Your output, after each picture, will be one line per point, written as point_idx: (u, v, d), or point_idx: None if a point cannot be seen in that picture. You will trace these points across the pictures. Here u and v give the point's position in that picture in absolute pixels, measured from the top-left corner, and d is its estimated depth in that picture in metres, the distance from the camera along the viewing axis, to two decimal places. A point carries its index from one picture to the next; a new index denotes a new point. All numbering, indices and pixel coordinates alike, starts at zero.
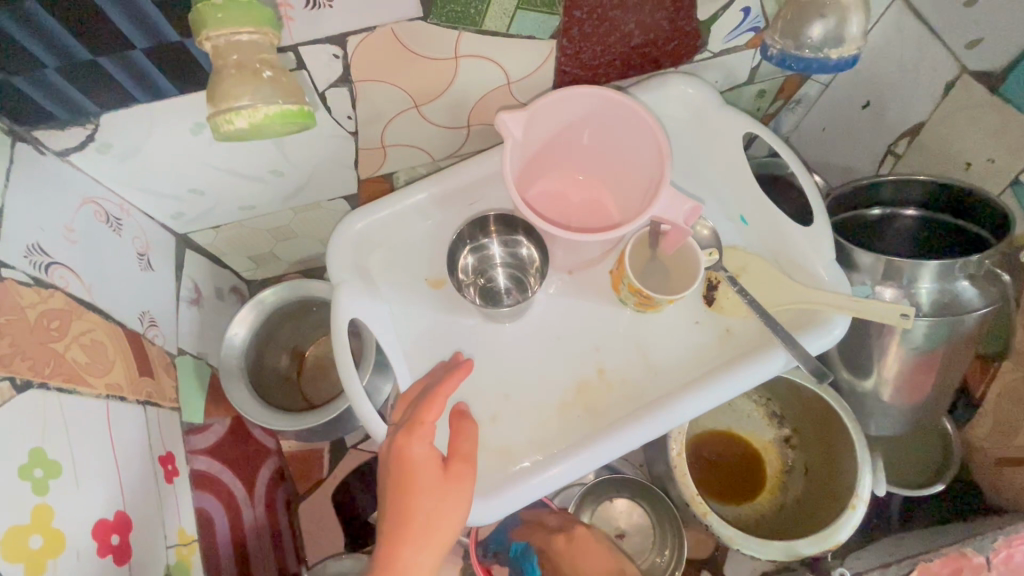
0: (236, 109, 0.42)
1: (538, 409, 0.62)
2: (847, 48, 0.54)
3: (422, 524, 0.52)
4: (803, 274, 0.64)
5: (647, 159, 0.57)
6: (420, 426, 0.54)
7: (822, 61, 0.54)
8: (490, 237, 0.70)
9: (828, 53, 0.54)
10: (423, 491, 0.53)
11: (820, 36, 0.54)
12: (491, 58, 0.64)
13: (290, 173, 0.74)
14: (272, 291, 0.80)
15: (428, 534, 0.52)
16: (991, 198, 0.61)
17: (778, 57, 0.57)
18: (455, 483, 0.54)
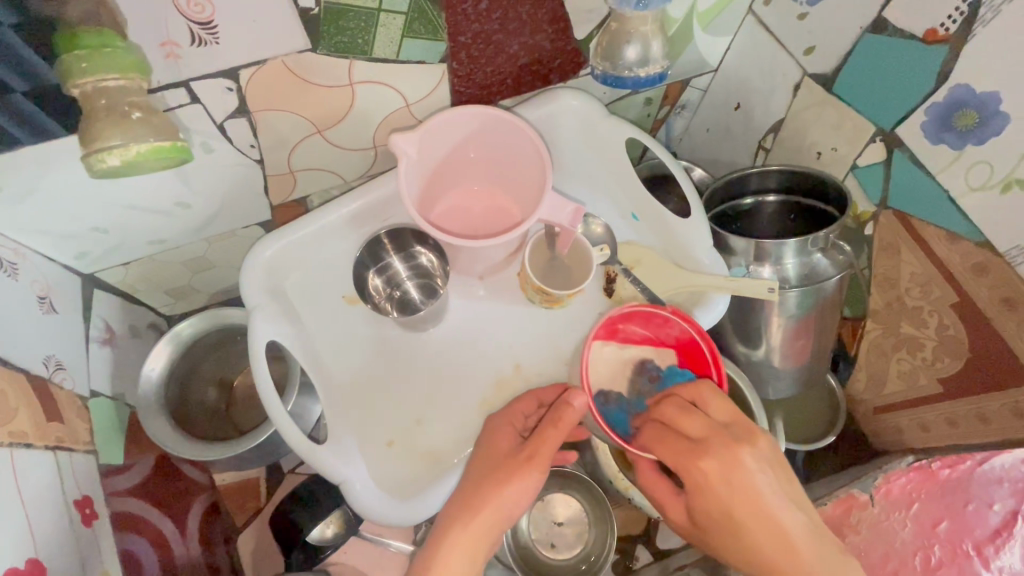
0: (107, 150, 0.47)
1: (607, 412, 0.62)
2: (652, 66, 0.66)
3: (487, 487, 0.57)
4: (689, 261, 0.72)
5: (533, 166, 0.62)
6: (509, 409, 0.61)
7: (632, 78, 0.66)
8: (388, 250, 0.73)
9: (638, 71, 0.66)
10: (492, 463, 0.58)
11: (630, 58, 0.65)
12: (386, 83, 0.68)
13: (198, 204, 0.74)
14: (187, 324, 0.80)
15: (481, 498, 0.57)
16: (832, 180, 0.70)
17: (603, 76, 0.68)
18: (526, 466, 0.58)
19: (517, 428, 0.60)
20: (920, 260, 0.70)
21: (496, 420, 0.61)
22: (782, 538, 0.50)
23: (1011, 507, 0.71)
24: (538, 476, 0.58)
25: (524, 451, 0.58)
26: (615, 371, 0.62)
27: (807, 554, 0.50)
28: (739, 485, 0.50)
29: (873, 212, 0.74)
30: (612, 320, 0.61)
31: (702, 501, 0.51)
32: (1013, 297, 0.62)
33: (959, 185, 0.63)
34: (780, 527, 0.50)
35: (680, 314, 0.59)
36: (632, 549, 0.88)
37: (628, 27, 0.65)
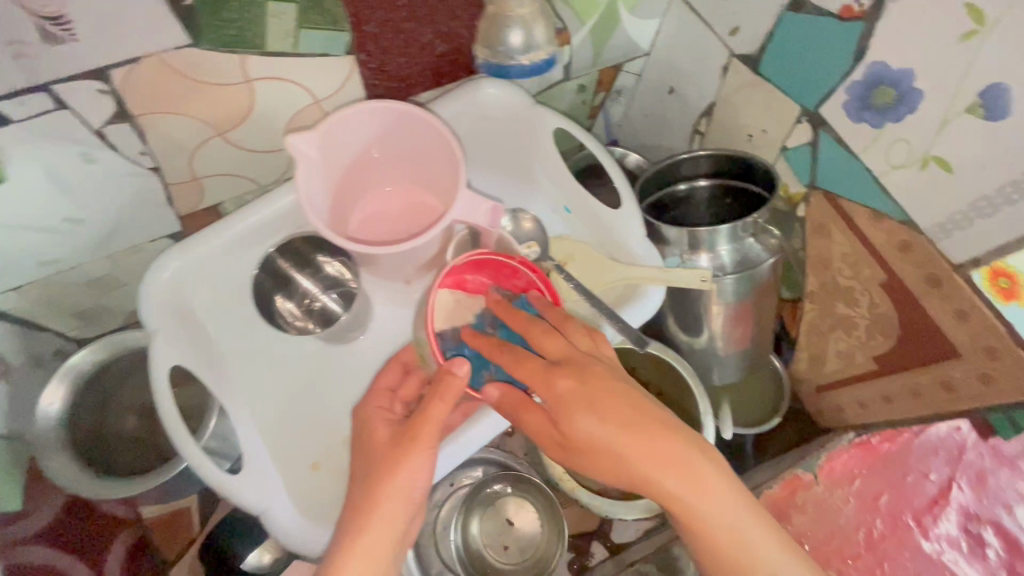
0: None
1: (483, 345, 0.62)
2: (538, 53, 0.63)
3: (376, 480, 0.49)
4: (623, 253, 0.69)
5: (447, 163, 0.58)
6: (376, 392, 0.58)
7: (515, 67, 0.63)
8: (287, 266, 0.69)
9: (522, 59, 0.63)
10: (378, 456, 0.51)
11: (513, 44, 0.62)
12: (290, 79, 0.62)
13: (92, 220, 0.67)
14: (81, 355, 0.75)
15: (371, 498, 0.49)
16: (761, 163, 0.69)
17: (488, 66, 0.64)
18: (409, 448, 0.50)
19: (389, 412, 0.55)
20: (850, 241, 0.70)
21: (370, 409, 0.56)
22: (645, 457, 0.45)
23: (946, 475, 0.73)
24: (427, 457, 0.50)
25: (408, 432, 0.50)
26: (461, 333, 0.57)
27: (667, 467, 0.45)
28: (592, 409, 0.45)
29: (804, 193, 0.74)
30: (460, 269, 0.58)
31: (573, 430, 0.46)
32: (935, 274, 0.62)
33: (880, 164, 0.62)
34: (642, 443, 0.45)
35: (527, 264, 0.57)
36: (587, 546, 0.87)
37: (505, 11, 0.61)
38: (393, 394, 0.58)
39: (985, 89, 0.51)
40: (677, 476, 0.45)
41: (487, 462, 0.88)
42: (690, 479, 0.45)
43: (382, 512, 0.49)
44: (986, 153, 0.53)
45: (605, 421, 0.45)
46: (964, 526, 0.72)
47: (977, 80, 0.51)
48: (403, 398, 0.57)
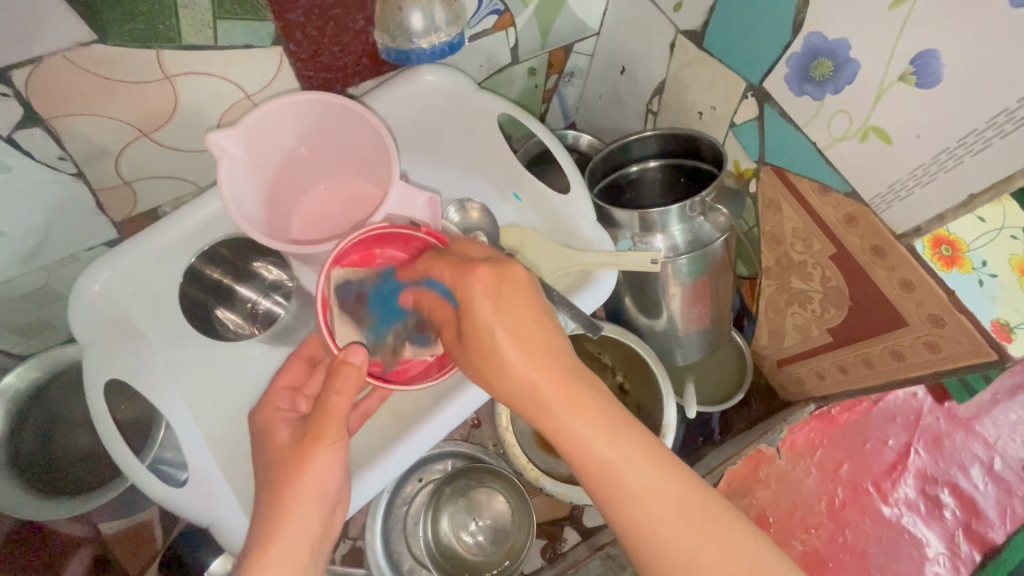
0: None
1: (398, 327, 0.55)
2: (437, 37, 0.59)
3: (289, 476, 0.50)
4: (575, 239, 0.68)
5: (379, 154, 0.56)
6: (275, 392, 0.57)
7: (416, 51, 0.59)
8: (218, 275, 0.67)
9: (420, 43, 0.59)
10: (283, 456, 0.51)
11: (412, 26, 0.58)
12: (214, 73, 0.59)
13: (16, 231, 0.64)
14: (12, 376, 0.71)
15: (281, 496, 0.49)
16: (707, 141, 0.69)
17: (387, 51, 0.60)
18: (315, 446, 0.50)
19: (290, 410, 0.55)
20: (800, 215, 0.70)
21: (266, 415, 0.55)
22: (550, 384, 0.44)
23: (903, 441, 0.80)
24: (333, 452, 0.50)
25: (309, 432, 0.50)
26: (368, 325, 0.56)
27: (572, 398, 0.44)
28: (503, 334, 0.44)
29: (754, 169, 0.73)
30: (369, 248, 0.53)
31: (480, 322, 0.45)
32: (880, 245, 0.62)
33: (824, 136, 0.62)
34: (549, 368, 0.44)
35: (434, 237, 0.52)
36: (560, 533, 0.87)
37: None
38: (295, 391, 0.57)
39: (917, 55, 0.51)
40: (582, 408, 0.44)
41: (456, 455, 0.88)
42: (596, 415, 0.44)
43: (297, 508, 0.49)
44: (921, 121, 0.52)
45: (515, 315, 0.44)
46: (921, 488, 0.78)
47: (909, 47, 0.51)
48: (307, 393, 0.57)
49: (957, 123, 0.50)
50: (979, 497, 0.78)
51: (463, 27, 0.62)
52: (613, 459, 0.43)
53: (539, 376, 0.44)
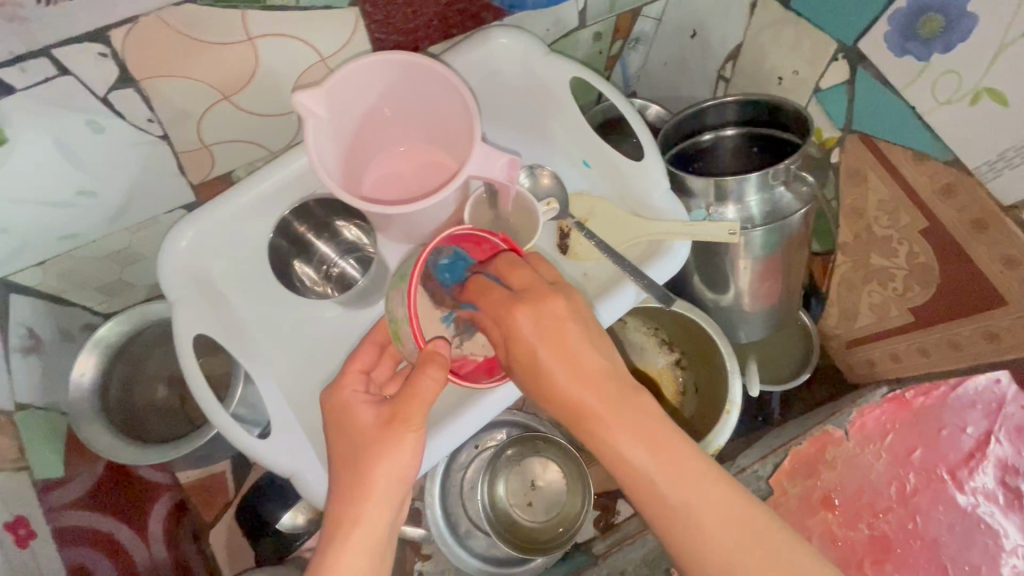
0: None
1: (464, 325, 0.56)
2: None
3: (367, 457, 0.50)
4: (645, 208, 0.66)
5: (460, 118, 0.56)
6: (349, 372, 0.55)
7: None
8: (306, 230, 0.68)
9: None
10: (363, 441, 0.50)
11: None
12: (293, 35, 0.60)
13: (104, 192, 0.66)
14: (108, 327, 0.75)
15: (362, 476, 0.50)
16: (791, 107, 0.65)
17: None
18: (391, 433, 0.50)
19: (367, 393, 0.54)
20: (888, 186, 0.66)
21: (346, 396, 0.53)
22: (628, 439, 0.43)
23: (983, 428, 0.73)
24: (415, 436, 0.50)
25: (396, 415, 0.50)
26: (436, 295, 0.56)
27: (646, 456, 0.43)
28: (529, 315, 0.44)
29: (838, 137, 0.69)
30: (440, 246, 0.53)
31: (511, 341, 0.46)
32: (983, 217, 0.59)
33: (926, 100, 0.58)
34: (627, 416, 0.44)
35: (511, 246, 0.53)
36: (613, 505, 0.88)
37: None
38: (367, 374, 0.56)
39: None
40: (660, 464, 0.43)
41: (510, 424, 0.88)
42: (669, 474, 0.43)
43: (376, 492, 0.50)
44: None
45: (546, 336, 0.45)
46: (1002, 479, 0.72)
47: None
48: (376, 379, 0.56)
49: None
50: None
51: None
52: (697, 517, 0.42)
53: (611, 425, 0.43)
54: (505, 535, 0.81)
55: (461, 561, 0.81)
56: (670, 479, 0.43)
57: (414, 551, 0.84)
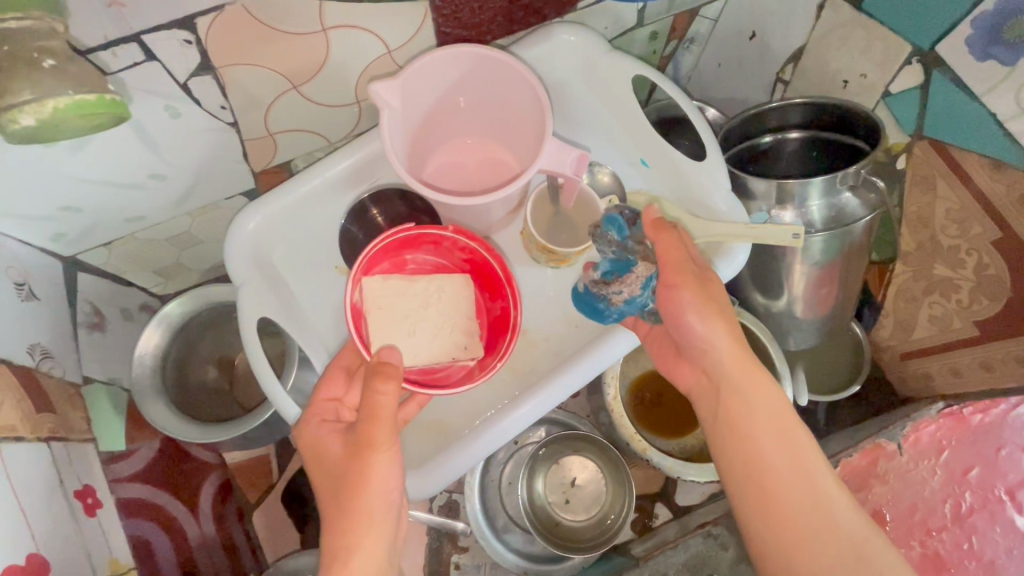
0: (19, 107, 0.41)
1: (437, 328, 0.61)
2: None
3: (354, 480, 0.50)
4: (704, 209, 0.66)
5: (531, 112, 0.56)
6: (316, 403, 0.56)
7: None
8: (377, 216, 0.68)
9: None
10: (337, 470, 0.51)
11: None
12: (365, 27, 0.61)
13: (174, 176, 0.69)
14: (175, 305, 0.77)
15: (351, 498, 0.50)
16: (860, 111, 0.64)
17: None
18: (366, 454, 0.51)
19: (335, 420, 0.55)
20: (959, 195, 0.64)
21: (312, 431, 0.54)
22: (753, 398, 0.52)
23: None
24: (388, 456, 0.51)
25: (362, 440, 0.51)
26: (398, 303, 0.60)
27: (764, 414, 0.52)
28: (703, 321, 0.54)
29: (905, 143, 0.68)
30: (391, 249, 0.61)
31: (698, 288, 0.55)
32: None
33: (1009, 107, 0.56)
34: (754, 379, 0.53)
35: (461, 235, 0.60)
36: (651, 508, 0.87)
37: None
38: (339, 402, 0.56)
39: None
40: (774, 425, 0.51)
41: (551, 423, 0.87)
42: (775, 437, 0.51)
43: (374, 514, 0.50)
44: None
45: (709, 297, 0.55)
46: None
47: None
48: (351, 403, 0.57)
49: None
50: None
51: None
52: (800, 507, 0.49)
53: (740, 382, 0.53)
54: (544, 532, 0.81)
55: (498, 555, 0.81)
56: (782, 448, 0.51)
57: (451, 542, 0.85)
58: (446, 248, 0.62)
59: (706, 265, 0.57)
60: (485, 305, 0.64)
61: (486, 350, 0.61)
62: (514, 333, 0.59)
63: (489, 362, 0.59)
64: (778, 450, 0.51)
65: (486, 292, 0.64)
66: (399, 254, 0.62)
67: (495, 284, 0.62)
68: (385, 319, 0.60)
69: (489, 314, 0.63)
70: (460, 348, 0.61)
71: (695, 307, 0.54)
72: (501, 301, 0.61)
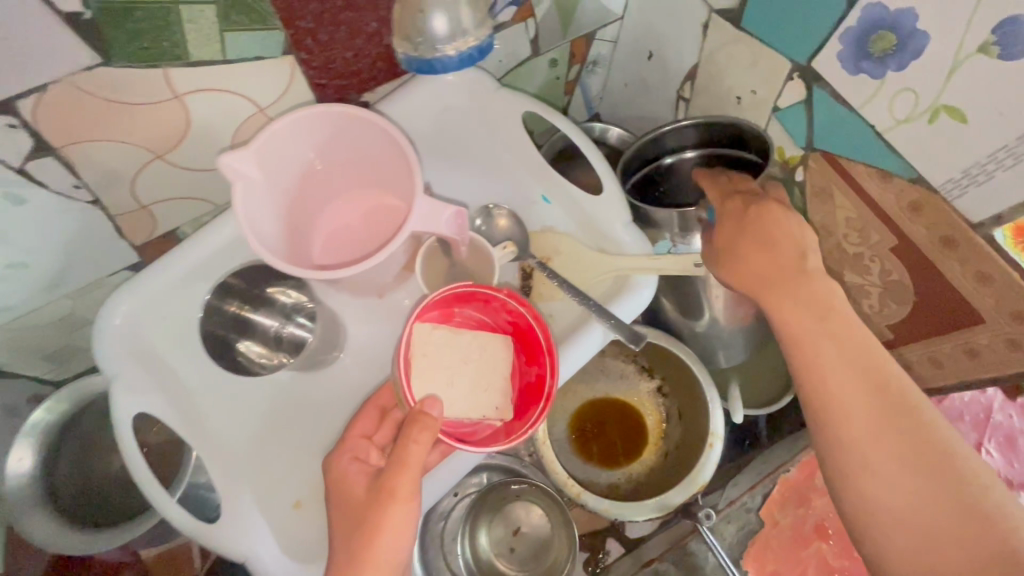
0: None
1: (474, 383, 0.58)
2: (466, 40, 0.47)
3: (372, 527, 0.50)
4: (611, 244, 0.64)
5: (401, 165, 0.53)
6: (350, 440, 0.56)
7: (443, 60, 0.47)
8: (236, 307, 0.64)
9: (447, 50, 0.47)
10: (357, 517, 0.51)
11: (435, 31, 0.46)
12: (228, 88, 0.57)
13: (37, 263, 0.62)
14: (40, 412, 0.69)
15: (362, 560, 0.49)
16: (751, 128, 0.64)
17: (406, 61, 0.48)
18: (385, 508, 0.50)
19: (364, 461, 0.54)
20: (855, 205, 0.64)
21: (341, 464, 0.54)
22: (804, 332, 0.49)
23: (974, 441, 0.75)
24: (407, 509, 0.50)
25: (384, 490, 0.50)
26: (443, 355, 0.57)
27: (841, 362, 0.48)
28: (736, 265, 0.54)
29: (801, 156, 0.67)
30: (444, 300, 0.57)
31: (750, 221, 0.54)
32: (951, 235, 0.56)
33: (884, 119, 0.56)
34: (829, 343, 0.48)
35: (512, 300, 0.57)
36: (602, 544, 0.83)
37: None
38: (370, 440, 0.56)
39: (1000, 23, 0.44)
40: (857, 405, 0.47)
41: (492, 469, 0.84)
42: (888, 415, 0.46)
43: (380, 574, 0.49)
44: (1003, 97, 0.46)
45: (764, 236, 0.53)
46: None
47: (993, 12, 0.44)
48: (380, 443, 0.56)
49: None
50: None
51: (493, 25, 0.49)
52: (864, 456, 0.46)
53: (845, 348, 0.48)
54: None
55: None
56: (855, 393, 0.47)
57: None
58: (502, 305, 0.58)
59: (748, 214, 0.55)
60: (520, 368, 0.60)
61: (517, 414, 0.58)
62: (548, 403, 0.55)
63: (517, 428, 0.56)
64: (872, 408, 0.46)
65: (523, 355, 0.60)
66: (453, 304, 0.58)
67: (534, 349, 0.58)
68: (429, 367, 0.57)
69: (523, 378, 0.59)
70: (492, 408, 0.57)
71: (735, 250, 0.54)
72: (538, 367, 0.58)
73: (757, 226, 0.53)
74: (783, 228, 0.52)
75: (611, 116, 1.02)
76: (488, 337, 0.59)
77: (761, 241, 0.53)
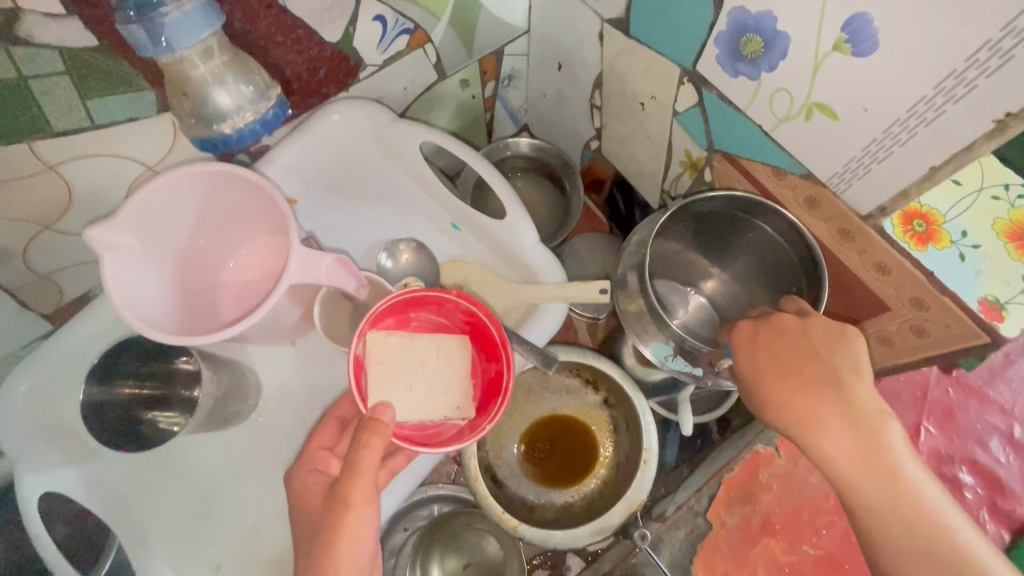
0: None
1: (433, 385, 0.56)
2: (240, 119, 0.48)
3: (329, 538, 0.48)
4: (519, 266, 0.64)
5: (274, 210, 0.53)
6: (310, 450, 0.55)
7: (224, 138, 0.48)
8: (131, 385, 0.60)
9: (222, 129, 0.48)
10: (316, 523, 0.50)
11: (207, 113, 0.47)
12: (107, 152, 0.56)
13: None
14: None
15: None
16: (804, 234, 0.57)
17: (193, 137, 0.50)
18: (344, 516, 0.48)
19: (324, 471, 0.53)
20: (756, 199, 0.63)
21: (300, 478, 0.53)
22: (848, 468, 0.47)
23: (913, 420, 0.76)
24: (367, 515, 0.48)
25: (338, 497, 0.48)
26: (400, 362, 0.55)
27: (884, 500, 0.46)
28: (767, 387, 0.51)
29: (705, 157, 0.67)
30: (395, 307, 0.57)
31: (776, 346, 0.52)
32: (846, 228, 0.56)
33: (768, 118, 0.55)
34: (883, 488, 0.46)
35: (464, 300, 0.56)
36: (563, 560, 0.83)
37: (181, 78, 0.45)
38: (331, 450, 0.55)
39: (848, 20, 0.44)
40: None
41: (443, 499, 0.84)
42: None
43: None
44: (865, 93, 0.46)
45: (793, 361, 0.51)
46: (938, 470, 0.75)
47: (841, 9, 0.44)
48: (340, 453, 0.55)
49: (907, 89, 0.43)
50: (1001, 471, 0.74)
51: (277, 90, 0.50)
52: None
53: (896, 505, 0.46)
54: None
55: None
56: (899, 532, 0.45)
57: None
58: (459, 308, 0.58)
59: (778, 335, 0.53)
60: (481, 366, 0.60)
61: (480, 410, 0.57)
62: (505, 398, 0.55)
63: (481, 423, 0.56)
64: (920, 549, 0.45)
65: (482, 352, 0.60)
66: (411, 306, 0.58)
67: (491, 346, 0.58)
68: (386, 371, 0.54)
69: (484, 375, 0.59)
70: (452, 408, 0.56)
71: (764, 370, 0.52)
72: (496, 363, 0.57)
73: (785, 352, 0.52)
74: (810, 351, 0.51)
75: (539, 126, 1.01)
76: (440, 338, 0.57)
77: (790, 365, 0.51)
